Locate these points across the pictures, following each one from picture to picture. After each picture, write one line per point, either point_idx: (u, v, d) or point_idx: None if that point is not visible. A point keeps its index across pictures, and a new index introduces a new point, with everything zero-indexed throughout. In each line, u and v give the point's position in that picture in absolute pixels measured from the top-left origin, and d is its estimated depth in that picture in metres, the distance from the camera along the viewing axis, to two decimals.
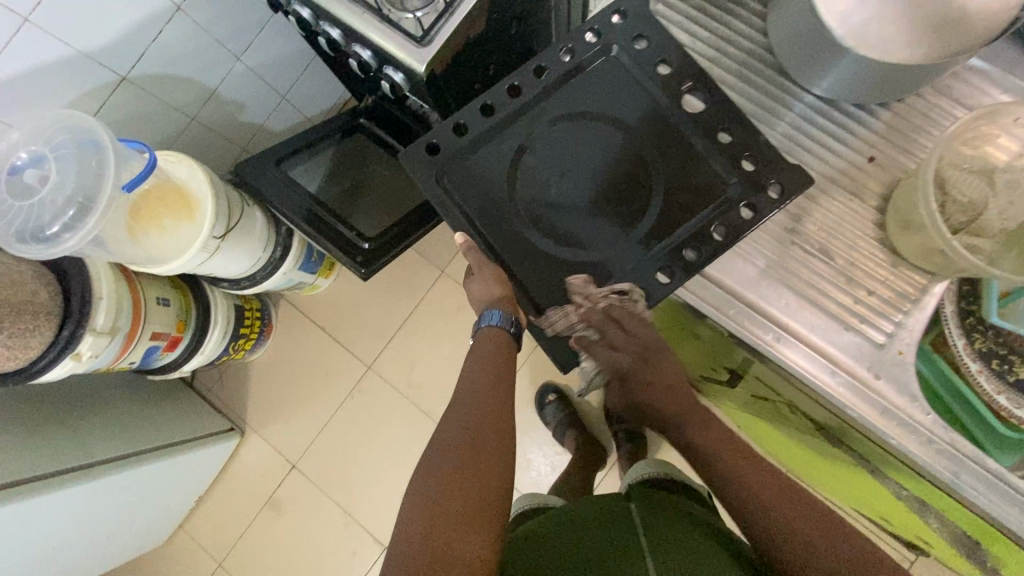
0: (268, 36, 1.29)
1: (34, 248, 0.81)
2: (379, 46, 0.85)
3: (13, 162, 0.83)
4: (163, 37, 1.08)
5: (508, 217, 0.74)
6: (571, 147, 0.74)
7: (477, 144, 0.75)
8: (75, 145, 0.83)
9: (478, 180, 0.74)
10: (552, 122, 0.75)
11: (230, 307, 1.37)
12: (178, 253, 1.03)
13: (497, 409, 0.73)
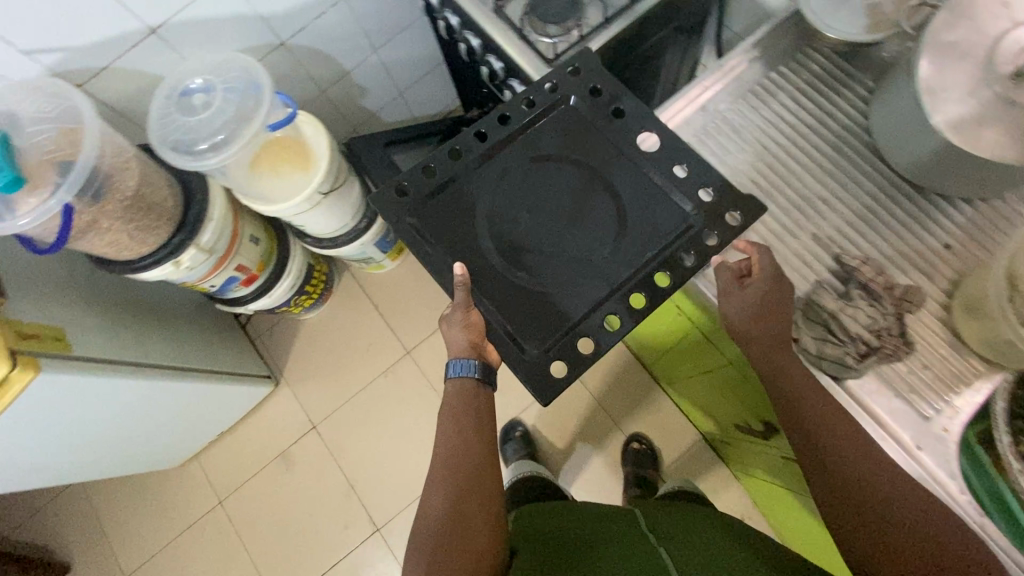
0: (405, 39, 1.45)
1: (180, 157, 0.94)
2: (513, 60, 0.97)
3: (187, 84, 0.97)
4: (325, 17, 1.24)
5: (479, 246, 0.85)
6: (530, 182, 0.87)
7: (446, 186, 0.87)
8: (241, 85, 0.96)
9: (451, 215, 0.86)
10: (501, 163, 0.88)
11: (303, 263, 1.48)
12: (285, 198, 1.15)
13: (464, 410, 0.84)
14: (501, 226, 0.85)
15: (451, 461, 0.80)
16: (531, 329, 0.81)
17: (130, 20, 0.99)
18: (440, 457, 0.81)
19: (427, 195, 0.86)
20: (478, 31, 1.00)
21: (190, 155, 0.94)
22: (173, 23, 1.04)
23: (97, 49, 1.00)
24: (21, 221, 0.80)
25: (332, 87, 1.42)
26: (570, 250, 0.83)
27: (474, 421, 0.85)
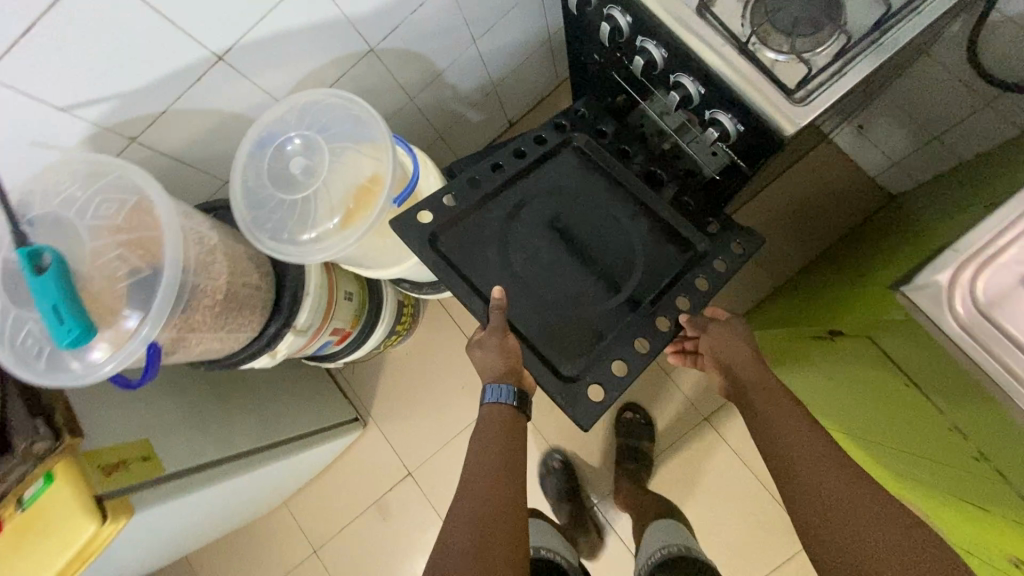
0: (508, 21, 1.14)
1: (286, 245, 0.76)
2: (731, 90, 0.67)
3: (282, 145, 0.79)
4: (422, 10, 0.94)
5: (521, 258, 0.96)
6: (560, 198, 0.99)
7: (465, 214, 0.96)
8: (353, 142, 0.79)
9: (484, 236, 0.96)
10: (529, 187, 0.99)
11: (394, 304, 1.27)
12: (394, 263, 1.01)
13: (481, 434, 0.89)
14: (544, 261, 0.96)
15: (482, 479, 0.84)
16: (574, 348, 0.91)
17: (190, 49, 0.73)
18: (469, 477, 0.85)
19: (458, 242, 0.95)
20: (672, 44, 0.69)
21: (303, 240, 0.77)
22: (242, 45, 0.77)
23: (151, 91, 0.74)
24: (106, 366, 0.60)
25: (421, 91, 1.14)
26: (609, 269, 0.95)
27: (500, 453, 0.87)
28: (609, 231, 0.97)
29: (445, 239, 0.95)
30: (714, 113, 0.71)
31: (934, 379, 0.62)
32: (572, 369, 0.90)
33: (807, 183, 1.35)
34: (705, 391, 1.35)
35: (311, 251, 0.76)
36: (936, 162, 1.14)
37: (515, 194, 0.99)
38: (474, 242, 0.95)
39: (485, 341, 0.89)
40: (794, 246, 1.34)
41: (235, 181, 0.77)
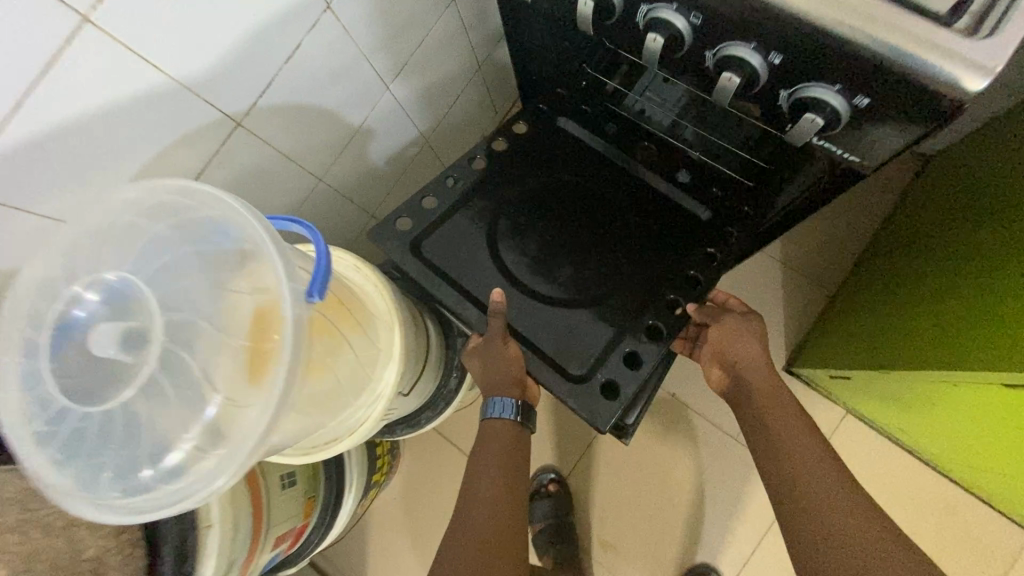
0: (426, 54, 0.87)
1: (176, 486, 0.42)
2: (848, 46, 0.39)
3: (77, 324, 0.44)
4: (300, 54, 0.65)
5: (523, 262, 0.66)
6: (551, 181, 0.70)
7: (448, 215, 0.68)
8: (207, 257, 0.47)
9: (473, 240, 0.68)
10: (509, 173, 0.70)
11: (364, 454, 0.91)
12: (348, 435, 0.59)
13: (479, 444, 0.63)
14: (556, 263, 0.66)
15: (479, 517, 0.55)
16: (577, 341, 0.62)
17: None
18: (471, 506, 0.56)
19: (444, 255, 0.67)
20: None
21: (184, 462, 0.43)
22: None
23: None
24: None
25: (333, 168, 0.84)
26: (633, 260, 0.66)
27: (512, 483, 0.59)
28: (644, 220, 0.68)
29: (437, 244, 0.67)
30: (802, 92, 0.43)
31: None
32: (581, 366, 0.61)
33: None
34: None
35: (213, 473, 0.42)
36: (986, 108, 0.92)
37: (500, 180, 0.70)
38: (459, 247, 0.67)
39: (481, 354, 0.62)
40: (833, 247, 1.11)
41: (28, 447, 0.42)
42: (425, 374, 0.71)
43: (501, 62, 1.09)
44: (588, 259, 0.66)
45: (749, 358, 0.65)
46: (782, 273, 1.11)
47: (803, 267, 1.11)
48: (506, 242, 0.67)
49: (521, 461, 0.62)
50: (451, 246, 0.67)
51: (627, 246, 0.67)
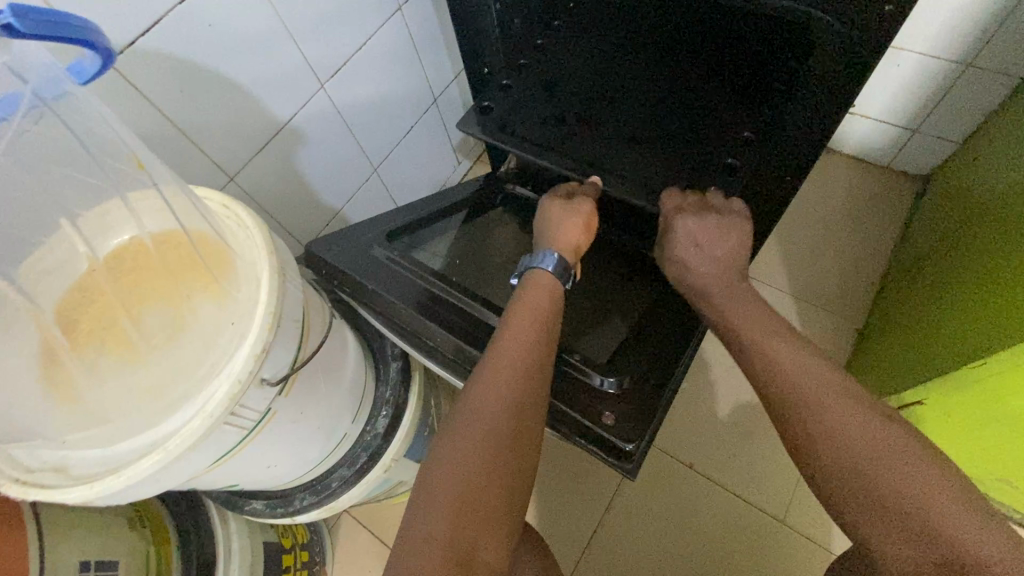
0: (368, 58, 0.79)
1: None
2: None
3: None
4: (201, 5, 0.56)
5: (580, 121, 0.63)
6: (589, 57, 0.61)
7: (517, 92, 0.67)
8: None
9: (536, 113, 0.65)
10: (559, 53, 0.63)
11: (258, 555, 0.63)
12: (154, 460, 0.34)
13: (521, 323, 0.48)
14: (613, 124, 0.61)
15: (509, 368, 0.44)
16: (649, 172, 0.58)
17: None
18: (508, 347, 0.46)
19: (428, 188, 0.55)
20: None
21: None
22: None
23: None
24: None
25: (250, 167, 0.70)
26: (672, 125, 0.58)
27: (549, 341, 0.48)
28: (661, 110, 0.58)
29: (506, 124, 0.66)
30: None
31: None
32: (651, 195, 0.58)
33: (815, 200, 1.03)
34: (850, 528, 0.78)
35: None
36: (980, 103, 0.85)
37: (547, 64, 0.64)
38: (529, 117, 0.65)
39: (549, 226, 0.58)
40: (846, 274, 0.96)
41: None
42: (322, 394, 0.49)
43: (457, 98, 1.04)
44: (635, 121, 0.60)
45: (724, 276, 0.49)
46: (793, 306, 0.94)
47: (817, 297, 0.95)
48: (554, 104, 0.64)
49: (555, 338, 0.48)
50: (526, 119, 0.65)
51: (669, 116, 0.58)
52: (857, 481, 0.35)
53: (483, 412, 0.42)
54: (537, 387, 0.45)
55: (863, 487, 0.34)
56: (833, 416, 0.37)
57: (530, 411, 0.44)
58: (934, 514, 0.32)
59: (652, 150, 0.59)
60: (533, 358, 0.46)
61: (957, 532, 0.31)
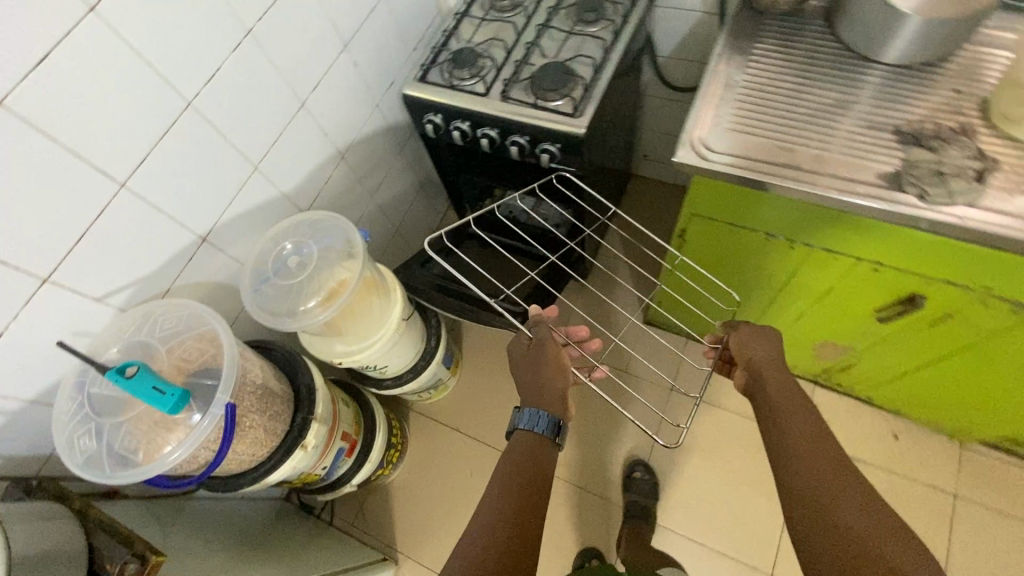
0: (387, 180, 1.56)
1: (297, 321, 0.93)
2: (542, 126, 1.11)
3: (280, 253, 0.98)
4: (331, 178, 1.34)
5: (499, 179, 1.39)
6: (494, 164, 1.34)
7: (468, 166, 1.41)
8: (334, 240, 0.99)
9: (478, 172, 1.41)
10: (480, 159, 1.34)
11: (384, 416, 1.42)
12: (370, 343, 1.15)
13: (529, 477, 0.85)
14: (512, 182, 1.39)
15: (498, 505, 0.81)
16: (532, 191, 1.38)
17: (183, 236, 1.01)
18: (505, 497, 0.82)
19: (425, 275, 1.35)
20: (497, 122, 1.15)
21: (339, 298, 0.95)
22: (219, 226, 1.08)
23: (157, 276, 0.99)
24: (173, 454, 0.74)
25: None
26: (537, 186, 1.35)
27: (528, 497, 0.82)
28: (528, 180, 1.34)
29: (472, 175, 1.46)
30: (543, 146, 1.14)
31: (721, 203, 0.98)
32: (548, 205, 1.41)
33: (637, 208, 1.86)
34: (666, 379, 1.57)
35: (314, 316, 0.94)
36: None
37: (478, 162, 1.36)
38: (479, 173, 1.42)
39: (523, 362, 1.00)
40: (655, 247, 1.79)
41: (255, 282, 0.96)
42: (415, 327, 1.29)
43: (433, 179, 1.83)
44: (521, 181, 1.37)
45: (763, 358, 0.88)
46: (629, 268, 1.77)
47: (639, 262, 1.78)
48: (484, 174, 1.42)
49: (533, 464, 0.87)
50: (475, 176, 1.44)
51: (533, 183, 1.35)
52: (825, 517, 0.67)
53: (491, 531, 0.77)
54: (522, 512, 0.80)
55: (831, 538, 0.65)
56: (809, 461, 0.73)
57: (522, 534, 0.78)
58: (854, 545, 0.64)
59: (529, 190, 1.38)
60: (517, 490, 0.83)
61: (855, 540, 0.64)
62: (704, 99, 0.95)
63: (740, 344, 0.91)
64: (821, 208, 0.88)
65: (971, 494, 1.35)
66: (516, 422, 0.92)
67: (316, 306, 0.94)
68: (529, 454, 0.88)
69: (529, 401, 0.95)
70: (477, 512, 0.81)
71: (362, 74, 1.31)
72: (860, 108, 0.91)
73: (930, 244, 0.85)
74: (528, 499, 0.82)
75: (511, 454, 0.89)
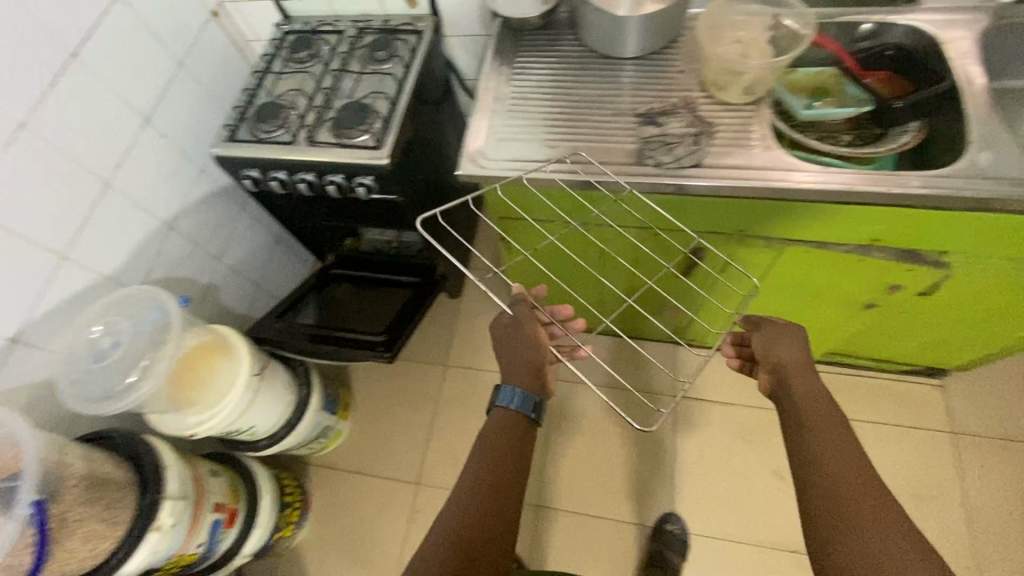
0: (234, 241, 1.55)
1: (118, 402, 0.92)
2: (350, 162, 1.16)
3: (91, 338, 0.96)
4: (163, 251, 1.32)
5: (338, 219, 1.43)
6: (328, 208, 1.38)
7: (306, 213, 1.44)
8: (148, 312, 0.99)
9: (317, 216, 1.44)
10: (313, 205, 1.38)
11: (271, 477, 1.39)
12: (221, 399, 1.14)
13: (510, 469, 0.82)
14: (350, 218, 1.42)
15: (486, 501, 0.79)
16: (371, 224, 1.42)
17: None
18: (495, 501, 0.79)
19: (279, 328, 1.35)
20: (309, 166, 1.19)
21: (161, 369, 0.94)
22: (30, 323, 1.04)
23: None
24: None
25: (199, 310, 1.45)
26: (373, 218, 1.39)
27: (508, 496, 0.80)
28: (363, 215, 1.38)
29: (314, 220, 1.48)
30: (357, 181, 1.19)
31: (510, 203, 1.09)
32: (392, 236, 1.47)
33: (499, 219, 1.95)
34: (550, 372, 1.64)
35: (136, 393, 0.93)
36: None
37: (313, 206, 1.39)
38: (319, 217, 1.44)
39: (507, 339, 0.92)
40: None
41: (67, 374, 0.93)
42: (276, 380, 1.28)
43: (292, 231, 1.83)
44: (359, 218, 1.41)
45: (790, 362, 0.82)
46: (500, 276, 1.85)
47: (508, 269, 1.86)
48: (322, 216, 1.44)
49: (513, 449, 0.84)
50: (317, 221, 1.46)
51: (369, 217, 1.39)
52: (854, 536, 0.66)
53: (472, 525, 0.76)
54: (505, 516, 0.78)
55: (859, 559, 0.64)
56: (842, 476, 0.70)
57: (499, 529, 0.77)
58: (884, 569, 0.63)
59: (369, 224, 1.42)
60: (498, 495, 0.79)
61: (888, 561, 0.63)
62: (478, 114, 1.05)
63: (765, 344, 0.85)
64: (584, 194, 1.00)
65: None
66: (495, 399, 0.88)
67: (137, 382, 0.93)
68: (510, 446, 0.84)
69: (509, 378, 0.89)
70: (457, 488, 0.81)
71: (173, 143, 1.31)
72: (607, 98, 1.03)
73: (679, 205, 0.98)
74: (508, 493, 0.80)
75: (486, 438, 0.86)
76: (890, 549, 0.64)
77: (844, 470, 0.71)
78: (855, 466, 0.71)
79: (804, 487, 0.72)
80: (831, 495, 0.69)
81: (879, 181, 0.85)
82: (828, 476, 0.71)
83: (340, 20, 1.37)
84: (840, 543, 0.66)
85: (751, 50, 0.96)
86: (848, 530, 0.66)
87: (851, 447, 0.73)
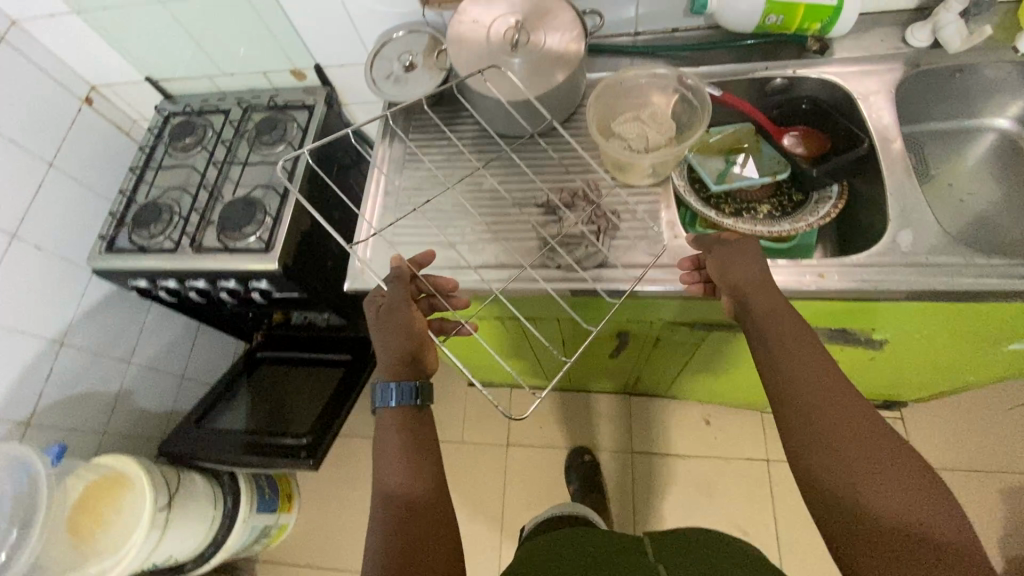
0: (145, 337, 1.43)
1: None
2: (239, 269, 1.05)
3: None
4: (55, 371, 1.20)
5: (251, 311, 1.32)
6: (235, 306, 1.27)
7: (216, 307, 1.33)
8: (10, 475, 0.89)
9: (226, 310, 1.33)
10: (219, 304, 1.27)
11: None
12: (128, 535, 1.04)
13: (418, 459, 0.68)
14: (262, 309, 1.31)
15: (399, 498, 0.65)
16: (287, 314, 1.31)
17: None
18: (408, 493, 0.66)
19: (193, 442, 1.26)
20: (196, 273, 1.08)
21: (30, 540, 0.86)
22: None
23: None
24: None
25: (111, 421, 1.34)
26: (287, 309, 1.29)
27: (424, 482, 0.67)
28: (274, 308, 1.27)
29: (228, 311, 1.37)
30: (251, 285, 1.09)
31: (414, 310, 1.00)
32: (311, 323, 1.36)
33: None
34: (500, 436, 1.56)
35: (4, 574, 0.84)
36: None
37: (219, 304, 1.28)
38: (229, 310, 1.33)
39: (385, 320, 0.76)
40: None
41: None
42: (193, 501, 1.19)
43: None
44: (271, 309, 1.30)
45: (750, 281, 0.70)
46: None
47: None
48: (233, 310, 1.33)
49: (417, 440, 0.69)
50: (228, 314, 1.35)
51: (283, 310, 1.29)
52: (842, 465, 0.56)
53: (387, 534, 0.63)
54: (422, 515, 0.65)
55: (848, 485, 0.55)
56: (826, 400, 0.59)
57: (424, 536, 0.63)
58: (877, 502, 0.54)
59: (285, 315, 1.31)
60: (409, 489, 0.66)
61: (877, 487, 0.54)
62: (366, 213, 0.95)
63: (721, 264, 0.73)
64: (486, 300, 0.91)
65: (780, 456, 1.46)
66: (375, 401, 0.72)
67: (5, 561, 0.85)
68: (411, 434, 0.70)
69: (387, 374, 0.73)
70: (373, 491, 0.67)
71: (51, 251, 1.19)
72: (506, 188, 0.94)
73: (588, 307, 0.90)
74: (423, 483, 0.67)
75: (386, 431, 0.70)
76: (881, 473, 0.55)
77: (830, 394, 0.60)
78: (840, 392, 0.60)
79: (781, 410, 0.62)
80: (810, 417, 0.59)
81: (798, 274, 0.77)
82: (808, 400, 0.60)
83: (226, 98, 1.26)
84: (825, 472, 0.56)
85: (652, 128, 0.88)
86: (838, 459, 0.56)
87: (829, 367, 0.62)
